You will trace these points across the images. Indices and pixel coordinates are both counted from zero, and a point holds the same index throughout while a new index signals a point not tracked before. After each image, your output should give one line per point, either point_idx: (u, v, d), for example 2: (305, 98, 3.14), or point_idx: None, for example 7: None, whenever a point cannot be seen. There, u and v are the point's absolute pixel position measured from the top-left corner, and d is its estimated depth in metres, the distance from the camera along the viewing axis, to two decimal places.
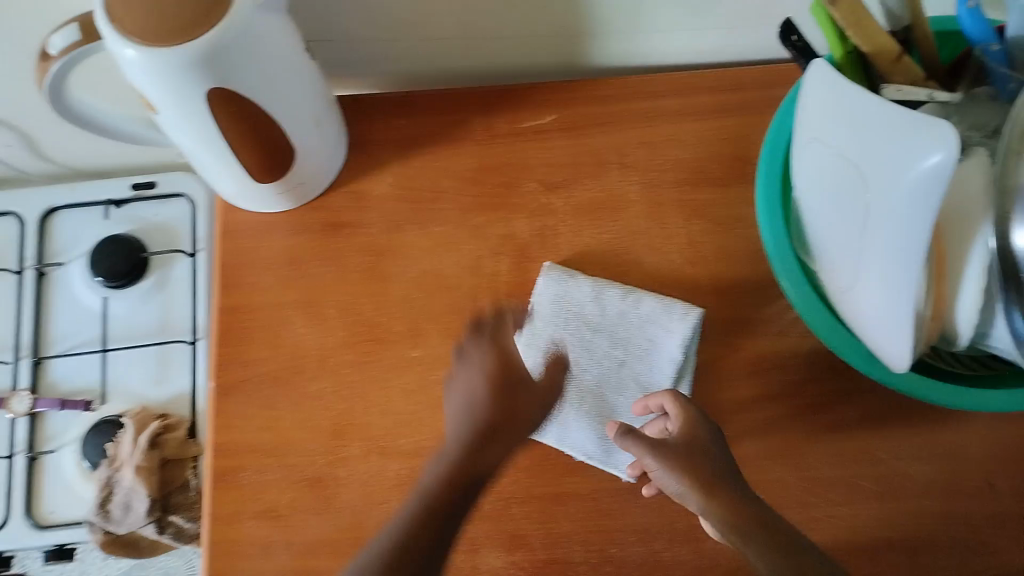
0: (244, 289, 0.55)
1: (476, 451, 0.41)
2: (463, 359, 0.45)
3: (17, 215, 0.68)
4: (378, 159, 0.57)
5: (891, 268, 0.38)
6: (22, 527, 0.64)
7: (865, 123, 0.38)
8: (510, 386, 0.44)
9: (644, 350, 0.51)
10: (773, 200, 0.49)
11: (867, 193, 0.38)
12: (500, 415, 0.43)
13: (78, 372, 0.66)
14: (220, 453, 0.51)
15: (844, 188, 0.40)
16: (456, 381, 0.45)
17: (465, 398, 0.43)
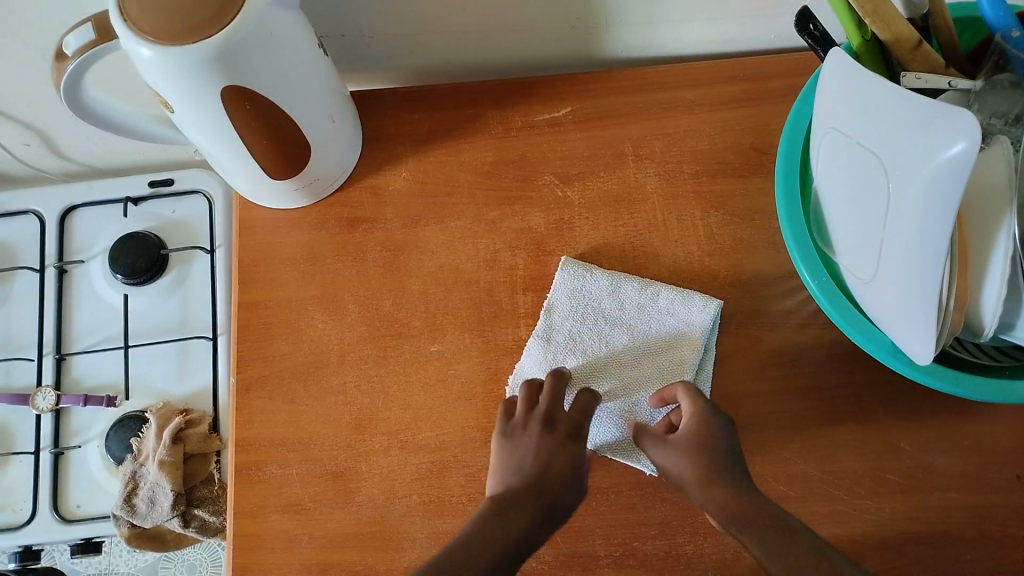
0: (263, 285, 0.55)
1: (531, 529, 0.43)
2: (523, 435, 0.47)
3: (38, 213, 0.69)
4: (395, 155, 0.57)
5: (911, 258, 0.37)
6: (49, 521, 0.64)
7: (885, 113, 0.37)
8: (561, 466, 0.46)
9: (664, 340, 0.51)
10: (791, 191, 0.49)
11: (889, 183, 0.37)
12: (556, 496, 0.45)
13: (101, 368, 0.67)
14: (242, 449, 0.52)
15: (865, 181, 0.40)
16: (526, 435, 0.47)
17: (530, 466, 0.46)
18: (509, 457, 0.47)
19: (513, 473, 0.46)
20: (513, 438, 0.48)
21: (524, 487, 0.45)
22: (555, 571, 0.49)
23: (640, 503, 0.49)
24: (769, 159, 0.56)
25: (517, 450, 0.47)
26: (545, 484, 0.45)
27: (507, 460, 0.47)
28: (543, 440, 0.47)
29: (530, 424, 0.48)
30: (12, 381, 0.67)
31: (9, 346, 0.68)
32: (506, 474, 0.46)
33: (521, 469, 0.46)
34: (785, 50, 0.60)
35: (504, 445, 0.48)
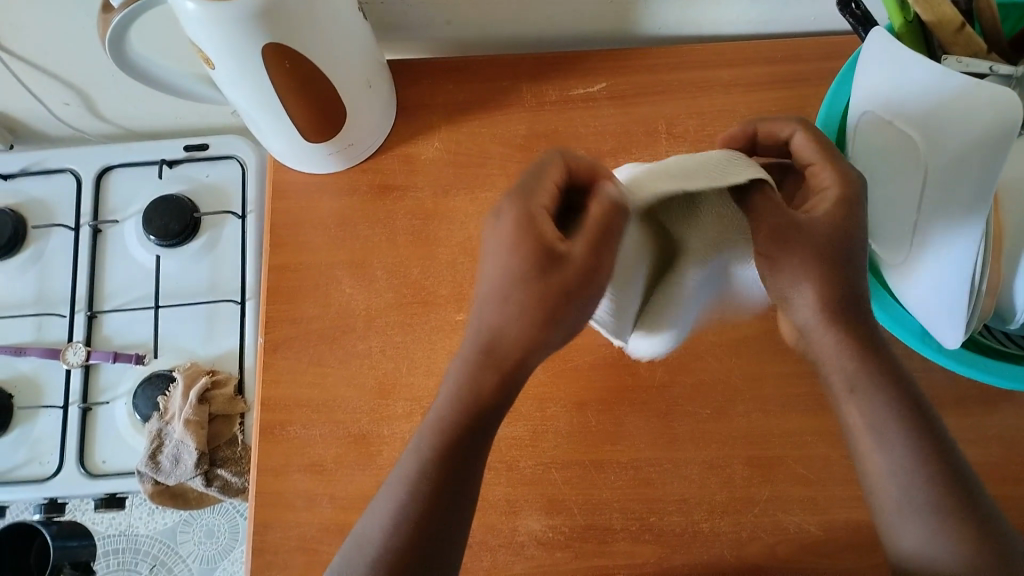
0: (293, 248, 0.56)
1: (485, 383, 0.41)
2: (499, 222, 0.41)
3: (75, 173, 0.70)
4: (427, 124, 0.57)
5: (946, 235, 0.38)
6: (75, 475, 0.66)
7: (921, 88, 0.38)
8: (550, 273, 0.40)
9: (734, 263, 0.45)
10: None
11: (929, 158, 0.38)
12: (535, 307, 0.40)
13: (131, 327, 0.68)
14: (268, 408, 0.53)
15: (900, 164, 0.41)
16: (505, 220, 0.41)
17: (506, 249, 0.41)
18: (491, 257, 0.41)
19: (487, 293, 0.42)
20: (494, 225, 0.42)
21: (505, 306, 0.41)
22: (570, 543, 0.50)
23: (657, 479, 0.50)
24: None
25: (493, 247, 0.41)
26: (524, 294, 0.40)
27: (485, 275, 0.42)
28: (520, 218, 0.41)
29: (527, 209, 0.41)
30: (43, 336, 0.68)
31: (42, 302, 0.69)
32: (484, 265, 0.42)
33: (499, 274, 0.41)
34: (825, 34, 0.59)
35: (488, 232, 0.42)
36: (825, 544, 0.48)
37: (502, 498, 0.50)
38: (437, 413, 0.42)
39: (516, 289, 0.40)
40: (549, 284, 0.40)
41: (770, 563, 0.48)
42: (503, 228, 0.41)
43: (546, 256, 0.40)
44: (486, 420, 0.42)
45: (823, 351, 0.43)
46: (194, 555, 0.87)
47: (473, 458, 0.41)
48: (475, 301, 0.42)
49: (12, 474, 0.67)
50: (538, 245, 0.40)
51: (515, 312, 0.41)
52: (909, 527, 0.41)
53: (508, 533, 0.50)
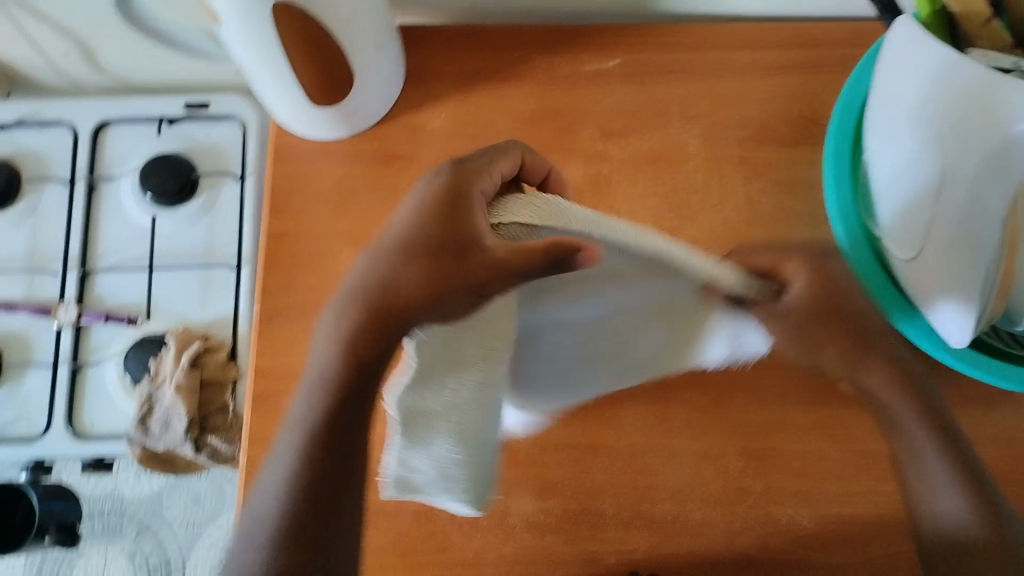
0: (292, 214, 0.54)
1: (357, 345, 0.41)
2: (433, 184, 0.43)
3: (72, 126, 0.69)
4: (435, 92, 0.56)
5: (968, 234, 0.38)
6: (62, 435, 0.65)
7: (954, 84, 0.37)
8: (454, 251, 0.40)
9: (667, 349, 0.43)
10: (841, 162, 0.48)
11: (953, 156, 0.37)
12: (428, 278, 0.40)
13: (124, 288, 0.67)
14: (260, 376, 0.52)
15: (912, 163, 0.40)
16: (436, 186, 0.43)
17: (428, 215, 0.42)
18: (414, 218, 0.43)
19: (392, 254, 0.42)
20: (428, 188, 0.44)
21: (402, 268, 0.42)
22: (561, 526, 0.49)
23: (650, 468, 0.50)
24: (818, 129, 0.54)
25: (419, 208, 0.43)
26: (427, 263, 0.41)
27: (399, 236, 0.43)
28: (447, 187, 0.42)
29: (462, 184, 0.42)
30: (34, 292, 0.67)
31: (34, 257, 0.68)
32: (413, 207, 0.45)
33: (412, 235, 0.42)
34: (847, 20, 0.58)
35: (421, 193, 0.44)
36: (819, 540, 0.48)
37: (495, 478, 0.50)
38: (316, 374, 0.42)
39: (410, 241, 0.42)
40: (437, 244, 0.41)
41: (762, 555, 0.48)
42: (437, 186, 0.44)
43: (456, 233, 0.40)
44: (359, 393, 0.42)
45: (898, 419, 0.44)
46: (181, 521, 0.87)
47: (349, 424, 0.42)
48: (374, 257, 0.43)
49: None
50: (451, 213, 0.41)
51: (408, 269, 0.41)
52: (944, 499, 0.42)
53: (498, 513, 0.49)
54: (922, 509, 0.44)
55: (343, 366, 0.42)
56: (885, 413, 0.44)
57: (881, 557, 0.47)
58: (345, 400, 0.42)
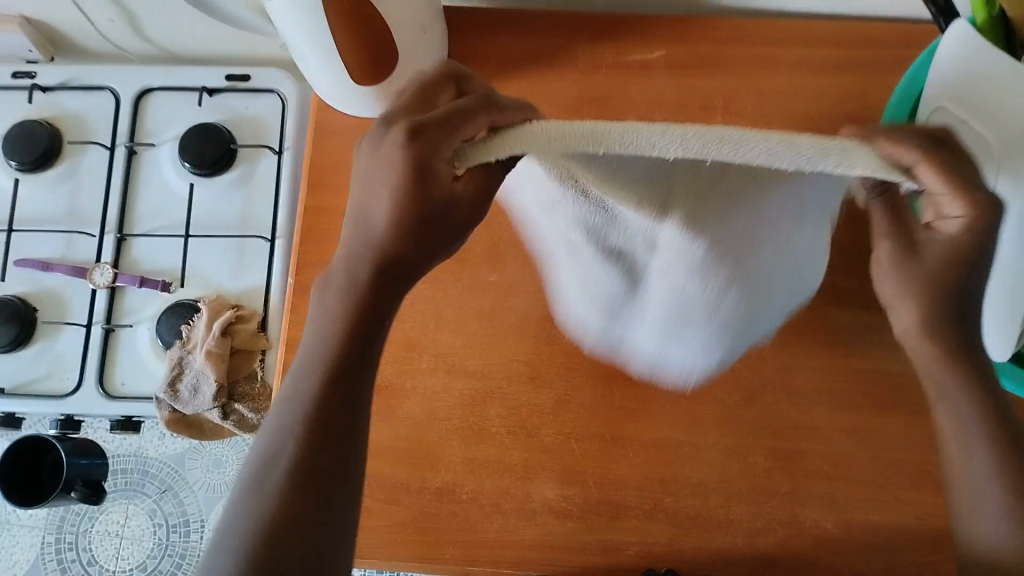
0: (330, 190, 0.55)
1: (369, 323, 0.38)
2: (376, 149, 0.37)
3: (115, 91, 0.69)
4: (478, 75, 0.56)
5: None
6: (93, 394, 0.66)
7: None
8: (430, 211, 0.36)
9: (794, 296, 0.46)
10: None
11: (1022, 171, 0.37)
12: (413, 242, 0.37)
13: (159, 254, 0.68)
14: (292, 348, 0.53)
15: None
16: (383, 149, 0.36)
17: (383, 185, 0.37)
18: (366, 188, 0.37)
19: (360, 227, 0.38)
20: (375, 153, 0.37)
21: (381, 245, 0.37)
22: (583, 514, 0.49)
23: (674, 462, 0.50)
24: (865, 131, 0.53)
25: (372, 177, 0.37)
26: (408, 235, 0.37)
27: (361, 208, 0.38)
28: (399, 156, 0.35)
29: (422, 157, 0.35)
30: (72, 253, 0.68)
31: (73, 219, 0.69)
32: (366, 180, 0.37)
33: (374, 215, 0.37)
34: (901, 20, 0.57)
35: (365, 161, 0.37)
36: (840, 544, 0.48)
37: (519, 462, 0.50)
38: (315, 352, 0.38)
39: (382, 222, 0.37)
40: (411, 210, 0.36)
41: (782, 556, 0.48)
42: (389, 158, 0.36)
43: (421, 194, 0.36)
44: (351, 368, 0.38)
45: (946, 397, 0.39)
46: (200, 483, 0.91)
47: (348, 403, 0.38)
48: (347, 240, 0.39)
49: (30, 387, 0.67)
50: (410, 181, 0.35)
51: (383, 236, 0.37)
52: (990, 516, 0.38)
53: (519, 498, 0.50)
54: (965, 521, 0.39)
55: (338, 342, 0.37)
56: (929, 380, 0.40)
57: (902, 565, 0.47)
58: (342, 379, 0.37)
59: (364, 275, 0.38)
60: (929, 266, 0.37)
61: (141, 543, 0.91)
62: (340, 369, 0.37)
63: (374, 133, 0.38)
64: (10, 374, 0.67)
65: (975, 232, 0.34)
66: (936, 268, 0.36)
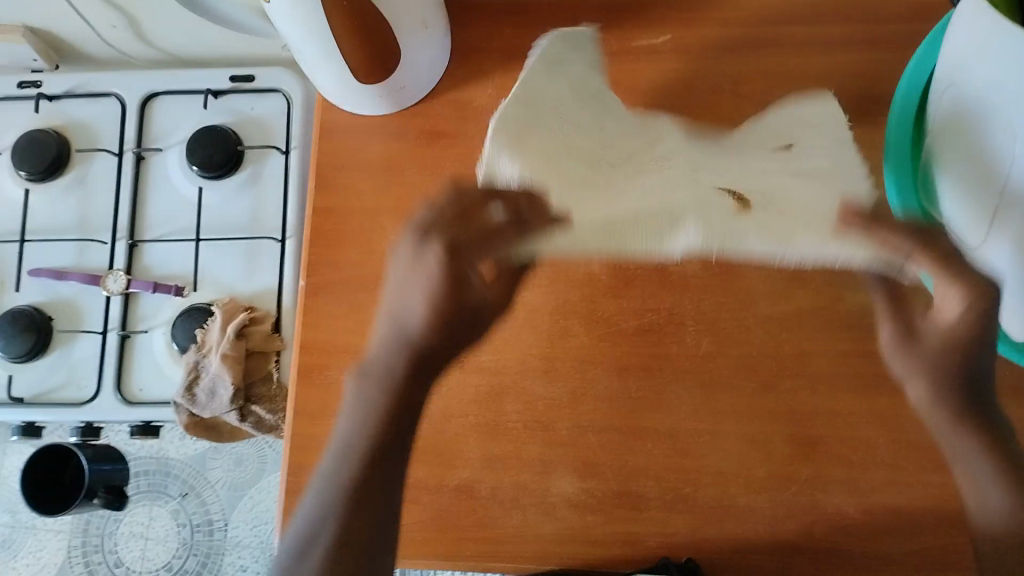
0: (338, 190, 0.54)
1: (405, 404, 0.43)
2: (415, 261, 0.43)
3: (120, 97, 0.69)
4: (482, 67, 0.55)
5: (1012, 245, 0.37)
6: (111, 400, 0.66)
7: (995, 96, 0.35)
8: (459, 320, 0.43)
9: (819, 108, 0.49)
10: (902, 137, 0.47)
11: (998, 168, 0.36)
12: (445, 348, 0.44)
13: (171, 258, 0.68)
14: (307, 350, 0.53)
15: (968, 168, 0.39)
16: (421, 264, 0.42)
17: (418, 299, 0.42)
18: (403, 291, 0.43)
19: (393, 328, 0.44)
20: (410, 268, 0.43)
21: (418, 348, 0.43)
22: (603, 507, 0.49)
23: (693, 453, 0.49)
24: (878, 110, 0.52)
25: (408, 286, 0.43)
26: (440, 342, 0.43)
27: (397, 310, 0.43)
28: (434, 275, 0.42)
29: (462, 270, 0.42)
30: (84, 261, 0.68)
31: (84, 227, 0.69)
32: (397, 292, 0.44)
33: (408, 321, 0.43)
34: None
35: (404, 263, 0.43)
36: (863, 529, 0.48)
37: (536, 457, 0.50)
38: (354, 437, 0.43)
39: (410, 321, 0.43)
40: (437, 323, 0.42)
41: (804, 542, 0.48)
42: (427, 275, 0.42)
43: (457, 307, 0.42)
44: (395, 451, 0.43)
45: (937, 425, 0.43)
46: (222, 482, 0.92)
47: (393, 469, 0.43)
48: (382, 339, 0.44)
49: (50, 396, 0.67)
50: (445, 291, 0.42)
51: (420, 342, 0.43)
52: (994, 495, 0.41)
53: (539, 492, 0.50)
54: (977, 500, 0.42)
55: (377, 428, 0.43)
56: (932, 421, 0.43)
57: (928, 549, 0.47)
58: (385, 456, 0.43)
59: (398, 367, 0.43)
60: (926, 350, 0.42)
61: (166, 543, 0.92)
62: (372, 451, 0.43)
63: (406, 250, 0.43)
64: (30, 384, 0.68)
65: (975, 311, 0.39)
66: (934, 353, 0.41)
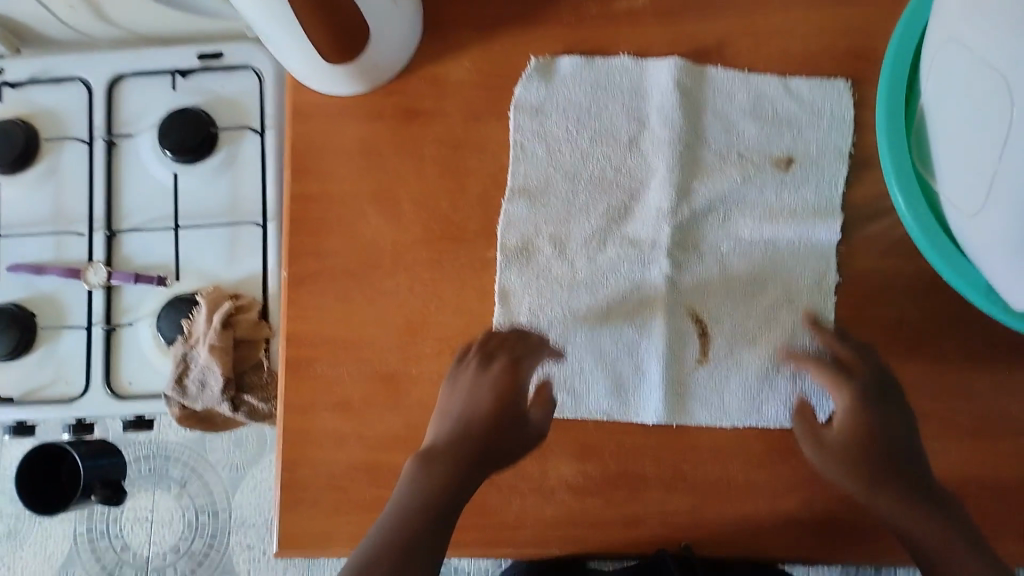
0: (314, 176, 0.52)
1: (461, 488, 0.42)
2: (460, 368, 0.48)
3: (85, 81, 0.66)
4: (455, 38, 0.52)
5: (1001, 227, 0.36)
6: (101, 396, 0.65)
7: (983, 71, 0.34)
8: (511, 421, 0.46)
9: (835, 96, 0.49)
10: (896, 89, 0.44)
11: (983, 149, 0.35)
12: (497, 443, 0.45)
13: (152, 248, 0.66)
14: (293, 344, 0.51)
15: (967, 128, 0.36)
16: (467, 367, 0.47)
17: (468, 398, 0.46)
18: (449, 392, 0.47)
19: (440, 418, 0.46)
20: (456, 374, 0.48)
21: (466, 436, 0.44)
22: (602, 490, 0.48)
23: (690, 427, 0.48)
24: (873, 66, 0.49)
25: (457, 387, 0.47)
26: (497, 431, 0.45)
27: (447, 399, 0.47)
28: (488, 372, 0.47)
29: (517, 359, 0.48)
30: (63, 255, 0.67)
31: (59, 219, 0.67)
32: (445, 404, 0.47)
33: (468, 412, 0.45)
34: None
35: (448, 376, 0.48)
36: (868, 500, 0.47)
37: None
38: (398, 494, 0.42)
39: (471, 413, 0.45)
40: (493, 415, 0.45)
41: (807, 517, 0.47)
42: (495, 373, 0.47)
43: (508, 405, 0.46)
44: (453, 501, 0.41)
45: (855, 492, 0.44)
46: (223, 463, 0.91)
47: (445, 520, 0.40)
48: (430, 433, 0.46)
49: (38, 393, 0.66)
50: (504, 385, 0.46)
51: (477, 425, 0.45)
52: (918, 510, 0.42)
53: (537, 478, 0.49)
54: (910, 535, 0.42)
55: (435, 485, 0.42)
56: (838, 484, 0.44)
57: None
58: (445, 501, 0.41)
59: (460, 443, 0.44)
60: (831, 444, 0.45)
61: (172, 526, 0.92)
62: (451, 481, 0.42)
63: (451, 369, 0.48)
64: (17, 381, 0.66)
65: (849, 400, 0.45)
66: (839, 447, 0.44)
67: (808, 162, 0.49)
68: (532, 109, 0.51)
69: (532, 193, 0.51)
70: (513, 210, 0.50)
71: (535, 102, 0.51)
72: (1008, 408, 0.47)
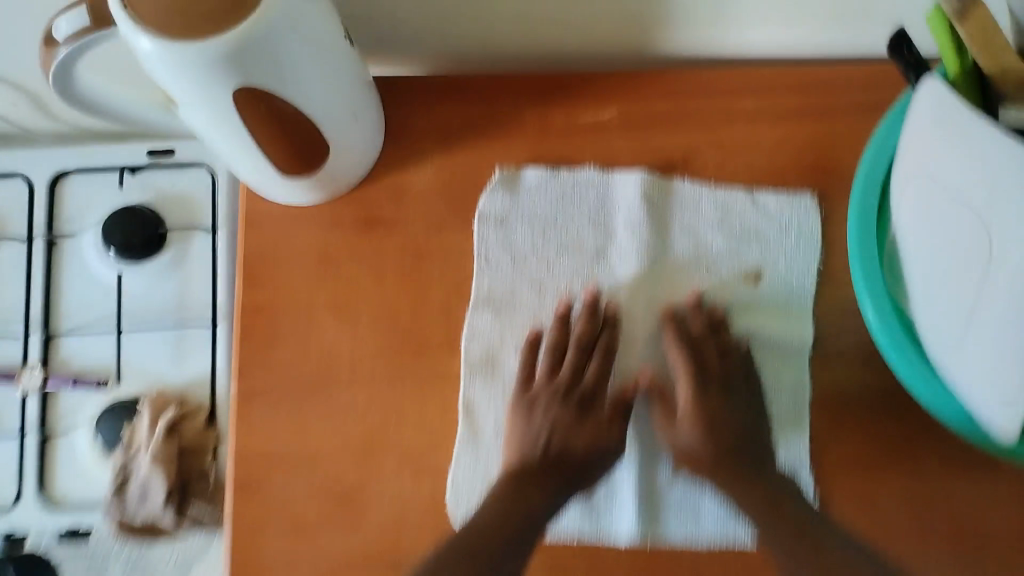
0: (270, 288, 0.50)
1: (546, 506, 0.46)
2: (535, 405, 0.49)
3: (28, 177, 0.63)
4: (418, 147, 0.51)
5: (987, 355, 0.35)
6: (33, 510, 0.61)
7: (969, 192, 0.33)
8: (604, 449, 0.48)
9: (799, 210, 0.49)
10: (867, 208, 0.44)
11: (974, 271, 0.34)
12: (582, 472, 0.47)
13: (94, 350, 0.63)
14: (246, 465, 0.49)
15: (953, 246, 0.35)
16: (540, 404, 0.49)
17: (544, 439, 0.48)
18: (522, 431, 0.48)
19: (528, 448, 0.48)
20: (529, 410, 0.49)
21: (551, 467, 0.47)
22: None
23: (663, 546, 0.47)
24: (831, 181, 0.50)
25: (534, 422, 0.48)
26: (589, 467, 0.47)
27: (521, 436, 0.48)
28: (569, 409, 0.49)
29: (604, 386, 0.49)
30: None
31: None
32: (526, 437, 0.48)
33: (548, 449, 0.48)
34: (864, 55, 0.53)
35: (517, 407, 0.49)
36: None
37: None
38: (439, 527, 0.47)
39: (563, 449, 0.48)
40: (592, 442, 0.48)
41: None
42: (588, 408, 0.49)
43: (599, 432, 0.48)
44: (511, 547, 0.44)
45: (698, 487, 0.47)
46: None
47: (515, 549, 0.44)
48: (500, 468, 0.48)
49: None
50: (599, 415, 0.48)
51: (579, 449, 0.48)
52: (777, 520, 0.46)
53: None
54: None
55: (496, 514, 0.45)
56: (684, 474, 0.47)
57: None
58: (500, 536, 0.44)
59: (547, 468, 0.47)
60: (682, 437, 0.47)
61: None
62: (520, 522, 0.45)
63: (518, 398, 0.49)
64: None
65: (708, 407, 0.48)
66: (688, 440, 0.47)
67: (775, 276, 0.49)
68: (497, 219, 0.50)
69: (499, 304, 0.49)
70: (477, 321, 0.49)
71: (499, 212, 0.50)
72: (983, 518, 0.46)
